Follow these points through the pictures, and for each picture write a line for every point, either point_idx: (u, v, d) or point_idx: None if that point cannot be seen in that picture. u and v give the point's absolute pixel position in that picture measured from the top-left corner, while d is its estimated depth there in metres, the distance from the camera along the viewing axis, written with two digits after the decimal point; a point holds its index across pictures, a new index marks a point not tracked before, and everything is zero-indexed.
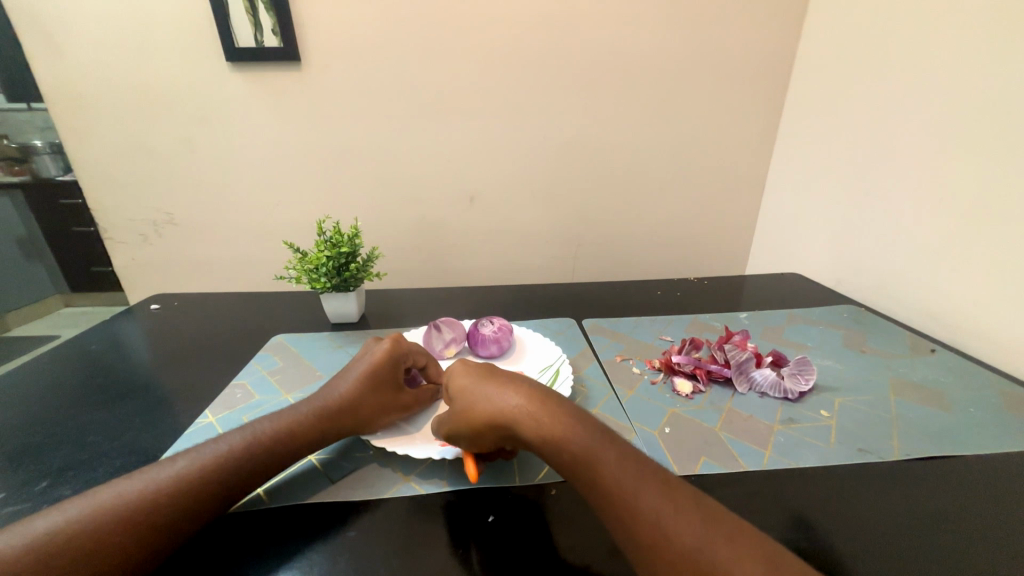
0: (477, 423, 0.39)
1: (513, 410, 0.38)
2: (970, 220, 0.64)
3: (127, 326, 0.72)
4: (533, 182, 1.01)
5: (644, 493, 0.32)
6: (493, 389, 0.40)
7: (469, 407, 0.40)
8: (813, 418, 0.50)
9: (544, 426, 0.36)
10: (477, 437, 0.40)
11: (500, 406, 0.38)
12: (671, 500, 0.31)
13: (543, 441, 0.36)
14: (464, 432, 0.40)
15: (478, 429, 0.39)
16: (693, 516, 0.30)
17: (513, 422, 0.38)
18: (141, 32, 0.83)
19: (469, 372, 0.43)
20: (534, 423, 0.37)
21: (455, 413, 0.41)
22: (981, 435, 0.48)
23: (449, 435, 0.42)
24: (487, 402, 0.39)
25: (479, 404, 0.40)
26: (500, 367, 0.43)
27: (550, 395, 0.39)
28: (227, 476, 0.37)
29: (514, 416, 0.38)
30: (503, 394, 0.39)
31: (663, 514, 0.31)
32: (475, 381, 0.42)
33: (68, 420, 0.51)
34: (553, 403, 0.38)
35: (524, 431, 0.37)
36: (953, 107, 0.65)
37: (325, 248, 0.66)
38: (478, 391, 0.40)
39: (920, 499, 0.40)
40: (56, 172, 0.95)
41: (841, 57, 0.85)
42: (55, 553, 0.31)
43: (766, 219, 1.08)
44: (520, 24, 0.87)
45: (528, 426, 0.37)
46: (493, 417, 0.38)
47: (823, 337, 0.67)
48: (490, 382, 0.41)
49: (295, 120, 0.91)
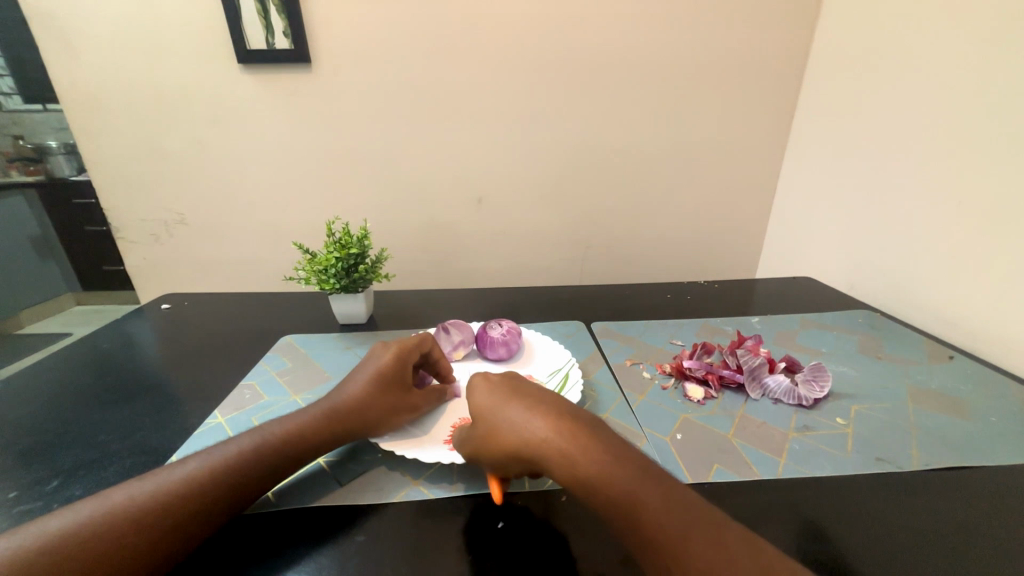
0: (502, 451, 0.38)
1: (541, 440, 0.36)
2: (988, 224, 0.63)
3: (138, 326, 0.72)
4: (541, 183, 1.00)
5: (676, 527, 0.31)
6: (518, 413, 0.39)
7: (493, 432, 0.39)
8: (828, 425, 0.49)
9: (572, 458, 0.35)
10: (501, 463, 0.38)
11: (526, 434, 0.37)
12: (704, 532, 0.30)
13: (572, 475, 0.34)
14: (489, 459, 0.39)
15: (503, 458, 0.38)
16: (727, 551, 0.29)
17: (539, 452, 0.36)
18: (154, 35, 0.84)
19: (492, 392, 0.42)
20: (562, 455, 0.35)
21: (479, 437, 0.40)
22: (1003, 445, 0.46)
23: (473, 456, 0.41)
24: (513, 427, 0.38)
25: (505, 429, 0.38)
26: (524, 386, 0.42)
27: (580, 422, 0.37)
28: (237, 478, 0.37)
29: (541, 445, 0.36)
30: (530, 422, 0.38)
31: (696, 550, 0.29)
32: (499, 403, 0.40)
33: (79, 419, 0.51)
34: (581, 432, 0.36)
35: (553, 462, 0.35)
36: (970, 110, 0.64)
37: (334, 249, 0.66)
38: (503, 415, 0.39)
39: (941, 510, 0.39)
40: (71, 172, 0.96)
41: (854, 59, 0.83)
42: (66, 556, 0.31)
43: (777, 222, 1.06)
44: (529, 26, 0.87)
45: (556, 458, 0.35)
46: (518, 445, 0.37)
47: (836, 342, 0.66)
48: (515, 406, 0.39)
49: (305, 121, 0.92)
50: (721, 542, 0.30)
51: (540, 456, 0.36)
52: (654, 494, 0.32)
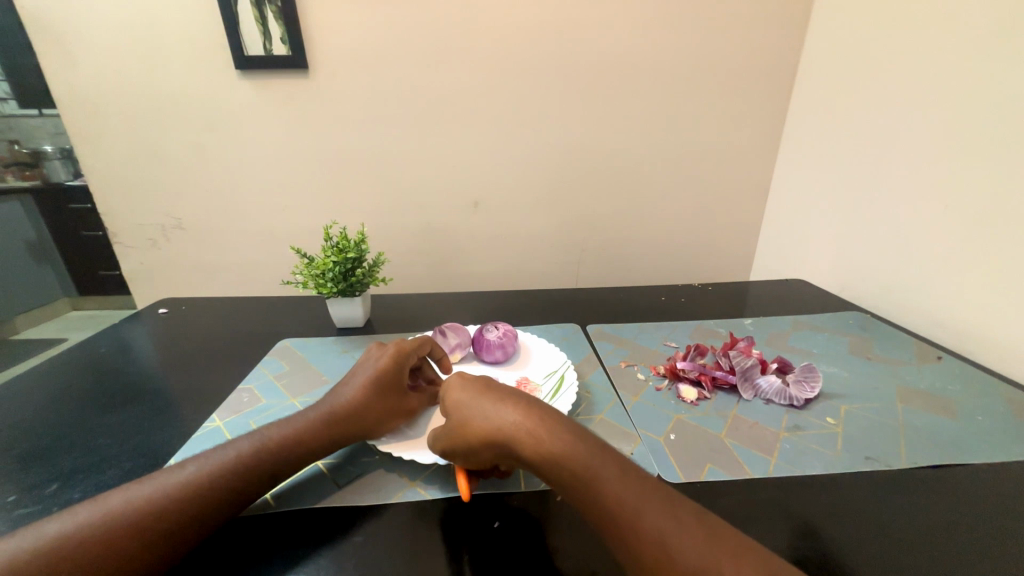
0: (474, 439, 0.38)
1: (511, 429, 0.37)
2: (974, 227, 0.64)
3: (134, 330, 0.73)
4: (537, 188, 1.01)
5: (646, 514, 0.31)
6: (491, 406, 0.39)
7: (465, 425, 0.39)
8: (819, 425, 0.50)
9: (542, 443, 0.36)
10: (473, 453, 0.39)
11: (497, 423, 0.38)
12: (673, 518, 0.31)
13: (544, 463, 0.35)
14: (462, 449, 0.40)
15: (474, 446, 0.39)
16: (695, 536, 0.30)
17: (513, 441, 0.37)
18: (153, 42, 0.85)
19: (466, 386, 0.42)
20: (534, 442, 0.36)
21: (452, 430, 0.41)
22: (990, 445, 0.47)
23: (444, 450, 0.41)
24: (486, 418, 0.38)
25: (476, 420, 0.39)
26: (493, 380, 0.43)
27: (549, 413, 0.38)
28: (233, 481, 0.37)
29: (515, 430, 0.37)
30: (502, 412, 0.38)
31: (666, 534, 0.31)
32: (472, 396, 0.41)
33: (77, 423, 0.51)
34: (552, 421, 0.37)
35: (522, 450, 0.36)
36: (957, 115, 0.66)
37: (332, 253, 0.67)
38: (475, 407, 0.40)
39: (929, 508, 0.39)
40: (67, 177, 0.96)
41: (844, 65, 0.85)
42: (64, 558, 0.31)
43: (770, 225, 1.08)
44: (526, 34, 0.88)
45: (528, 446, 0.36)
46: (491, 435, 0.38)
47: (828, 343, 0.67)
48: (488, 398, 0.40)
49: (303, 127, 0.92)
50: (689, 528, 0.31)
51: (514, 444, 0.37)
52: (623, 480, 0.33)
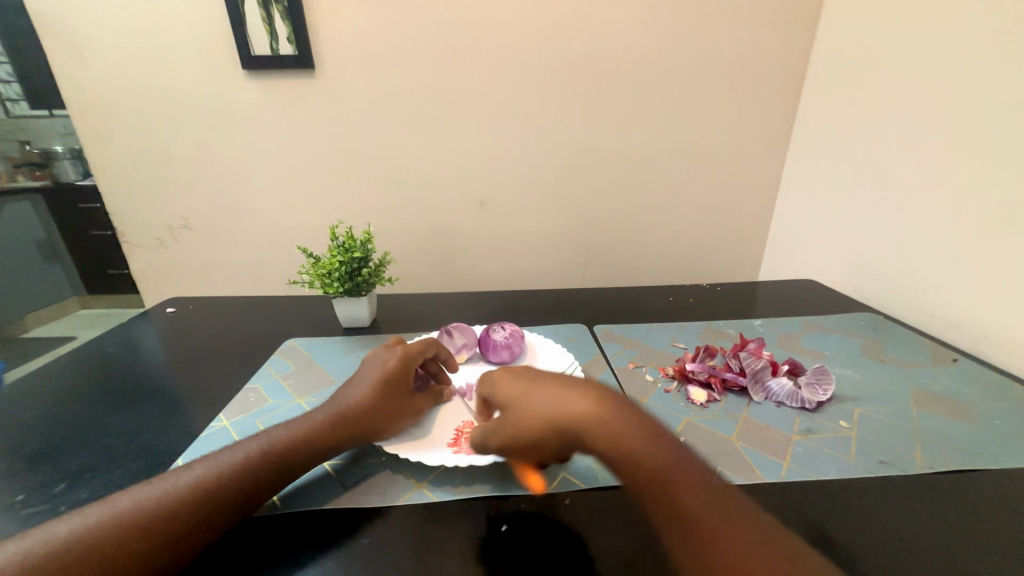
0: (541, 424, 0.38)
1: (578, 414, 0.37)
2: (991, 227, 0.63)
3: (142, 329, 0.73)
4: (543, 187, 1.01)
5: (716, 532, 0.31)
6: (555, 389, 0.40)
7: (529, 411, 0.39)
8: (831, 428, 0.49)
9: (613, 431, 0.35)
10: (539, 439, 0.38)
11: (565, 408, 0.38)
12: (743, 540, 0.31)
13: (614, 450, 0.35)
14: (526, 436, 0.39)
15: (541, 432, 0.38)
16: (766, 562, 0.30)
17: (581, 426, 0.37)
18: (160, 43, 0.85)
19: (526, 376, 0.43)
20: (604, 427, 0.36)
21: (515, 416, 0.40)
22: (1010, 450, 0.46)
23: (507, 437, 0.40)
24: (552, 404, 0.38)
25: (543, 405, 0.39)
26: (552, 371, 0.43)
27: (616, 398, 0.38)
28: (240, 484, 0.37)
29: (582, 419, 0.37)
30: (569, 398, 0.38)
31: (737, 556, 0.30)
32: (533, 384, 0.41)
33: (85, 422, 0.52)
34: (621, 410, 0.37)
35: (593, 434, 0.36)
36: (971, 112, 0.64)
37: (338, 253, 0.66)
38: (537, 394, 0.40)
39: (947, 515, 0.38)
40: (77, 177, 0.97)
41: (855, 62, 0.84)
42: (71, 559, 0.31)
43: (779, 224, 1.06)
44: (531, 32, 0.88)
45: (597, 431, 0.36)
46: (558, 420, 0.38)
47: (840, 345, 0.66)
48: (552, 384, 0.40)
49: (309, 127, 0.92)
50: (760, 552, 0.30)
51: (580, 433, 0.37)
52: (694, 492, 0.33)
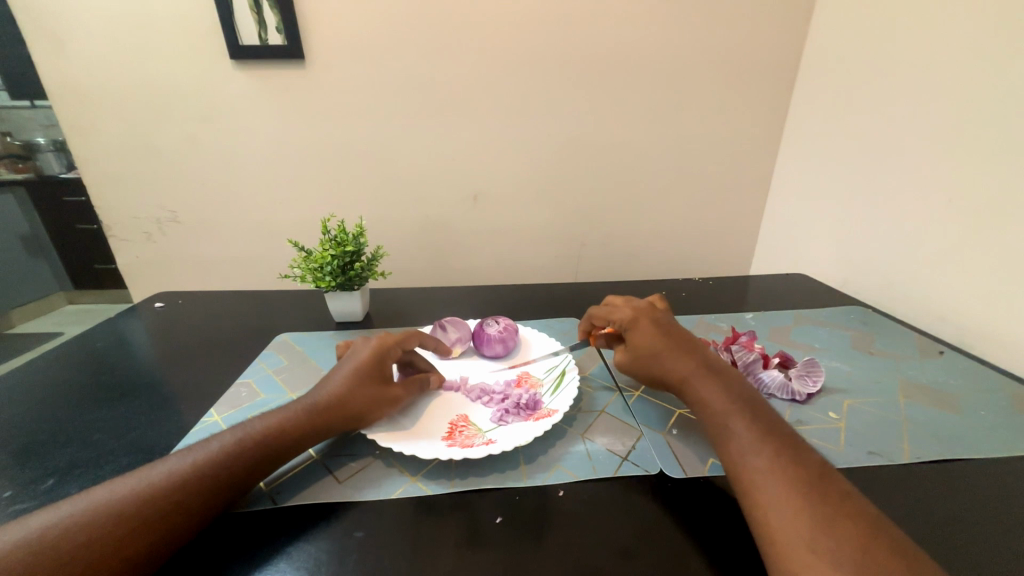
0: (654, 370, 0.48)
1: (685, 375, 0.46)
2: (977, 221, 0.64)
3: (129, 324, 0.72)
4: (537, 181, 1.00)
5: (770, 485, 0.35)
6: (677, 349, 0.48)
7: (643, 354, 0.49)
8: (821, 420, 0.50)
9: (710, 394, 0.43)
10: (645, 375, 0.49)
11: (678, 366, 0.46)
12: (799, 491, 0.34)
13: (702, 402, 0.43)
14: (634, 369, 0.50)
15: (649, 374, 0.48)
16: (819, 518, 0.32)
17: (684, 382, 0.46)
18: (145, 31, 0.83)
19: (655, 327, 0.50)
20: (704, 389, 0.44)
21: (636, 353, 0.49)
22: (993, 439, 0.47)
23: (621, 363, 0.51)
24: (671, 359, 0.47)
25: (660, 357, 0.48)
26: (677, 329, 0.51)
27: (725, 373, 0.46)
28: (219, 472, 0.37)
29: (686, 376, 0.46)
30: (685, 360, 0.47)
31: (781, 512, 0.33)
32: (660, 337, 0.49)
33: (72, 418, 0.51)
34: (727, 381, 0.44)
35: (691, 390, 0.45)
36: (960, 107, 0.65)
37: (330, 246, 0.66)
38: (659, 345, 0.48)
39: (934, 502, 0.39)
40: (60, 169, 0.95)
41: (846, 57, 0.84)
42: (43, 549, 0.31)
43: (771, 219, 1.07)
44: (525, 24, 0.87)
45: (694, 390, 0.44)
46: (669, 373, 0.47)
47: (829, 338, 0.67)
48: (674, 345, 0.48)
49: (300, 119, 0.91)
50: (816, 510, 0.32)
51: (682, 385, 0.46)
52: (762, 450, 0.37)
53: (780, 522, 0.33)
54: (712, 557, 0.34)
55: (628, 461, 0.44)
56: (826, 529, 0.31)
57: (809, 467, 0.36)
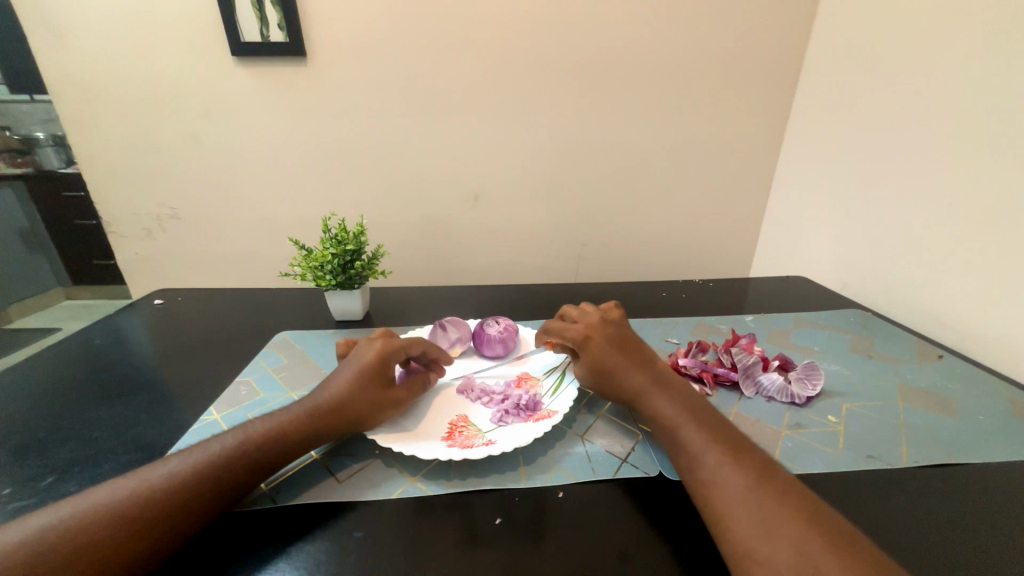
0: (610, 385, 0.48)
1: (639, 389, 0.46)
2: (978, 227, 0.64)
3: (129, 321, 0.72)
4: (538, 182, 1.00)
5: (727, 494, 0.35)
6: (628, 363, 0.48)
7: (597, 369, 0.49)
8: (820, 423, 0.50)
9: (663, 407, 0.43)
10: (604, 390, 0.49)
11: (631, 380, 0.46)
12: (756, 498, 0.34)
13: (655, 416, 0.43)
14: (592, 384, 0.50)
15: (606, 388, 0.48)
16: (772, 523, 0.32)
17: (639, 396, 0.45)
18: (146, 27, 0.83)
19: (608, 341, 0.50)
20: (656, 402, 0.44)
21: (591, 369, 0.49)
22: (990, 444, 0.47)
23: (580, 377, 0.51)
24: (624, 373, 0.47)
25: (614, 372, 0.48)
26: (629, 341, 0.50)
27: (676, 384, 0.46)
28: (218, 474, 0.37)
29: (639, 389, 0.46)
30: (637, 375, 0.46)
31: (739, 520, 0.33)
32: (612, 352, 0.49)
33: (71, 415, 0.51)
34: (678, 393, 0.44)
35: (646, 404, 0.44)
36: (962, 112, 0.65)
37: (331, 245, 0.66)
38: (611, 360, 0.48)
39: (931, 507, 0.39)
40: (59, 164, 0.95)
41: (848, 60, 0.84)
42: (42, 549, 0.31)
43: (772, 221, 1.07)
44: (527, 23, 0.87)
45: (648, 404, 0.44)
46: (624, 388, 0.47)
47: (828, 341, 0.67)
48: (626, 358, 0.48)
49: (301, 116, 0.91)
50: (770, 514, 0.33)
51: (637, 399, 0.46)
52: (716, 458, 0.37)
53: (742, 531, 0.32)
54: (709, 559, 0.35)
55: (628, 463, 0.44)
56: (781, 534, 0.31)
57: (764, 471, 0.36)
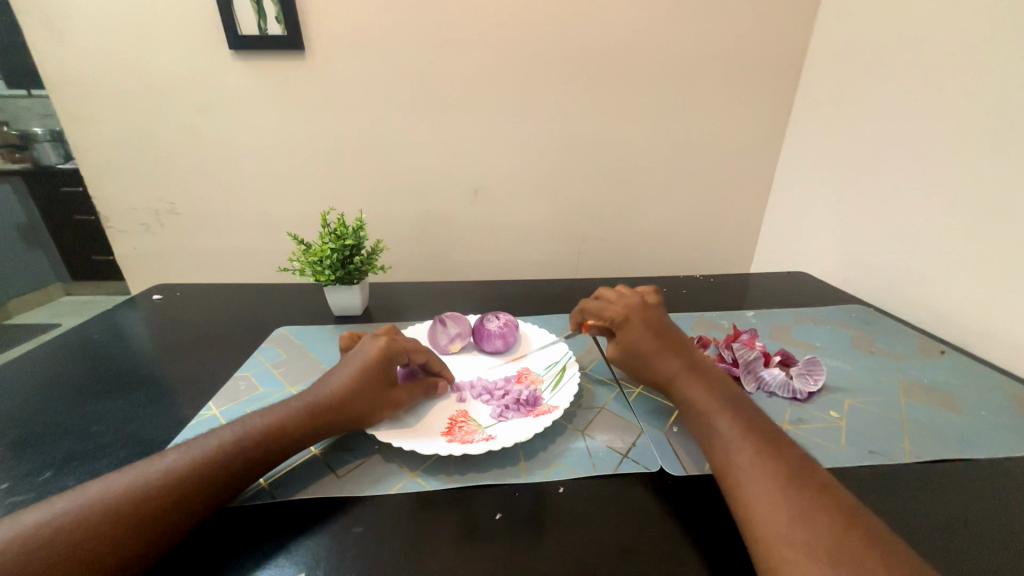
0: (644, 369, 0.48)
1: (673, 375, 0.46)
2: (980, 222, 0.63)
3: (127, 316, 0.72)
4: (538, 177, 1.00)
5: (752, 482, 0.35)
6: (665, 348, 0.47)
7: (633, 352, 0.49)
8: (821, 418, 0.49)
9: (694, 394, 0.43)
10: (636, 374, 0.49)
11: (665, 366, 0.46)
12: (782, 486, 0.34)
13: (687, 402, 0.43)
14: (625, 367, 0.50)
15: (639, 372, 0.49)
16: (798, 509, 0.32)
17: (672, 382, 0.45)
18: (142, 20, 0.82)
19: (644, 326, 0.49)
20: (689, 389, 0.44)
21: (626, 353, 0.49)
22: (992, 439, 0.47)
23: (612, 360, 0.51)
24: (659, 359, 0.47)
25: (649, 357, 0.48)
26: (668, 327, 0.50)
27: (714, 373, 0.46)
28: (216, 470, 0.37)
29: (672, 375, 0.46)
30: (671, 361, 0.46)
31: (763, 509, 0.33)
32: (649, 336, 0.49)
33: (69, 410, 0.51)
34: (713, 381, 0.44)
35: (679, 390, 0.45)
36: (965, 106, 0.64)
37: (330, 239, 0.65)
38: (649, 344, 0.48)
39: (934, 502, 0.39)
40: (57, 160, 0.94)
41: (850, 54, 0.84)
42: (38, 545, 0.31)
43: (773, 217, 1.07)
44: (526, 17, 0.86)
45: (681, 390, 0.44)
46: (657, 373, 0.47)
47: (829, 336, 0.66)
48: (662, 343, 0.48)
49: (299, 110, 0.90)
50: (796, 502, 0.33)
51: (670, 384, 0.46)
52: (745, 446, 0.37)
53: (766, 519, 0.32)
54: (711, 553, 0.34)
55: (628, 459, 0.43)
56: (804, 521, 0.31)
57: (793, 461, 0.36)
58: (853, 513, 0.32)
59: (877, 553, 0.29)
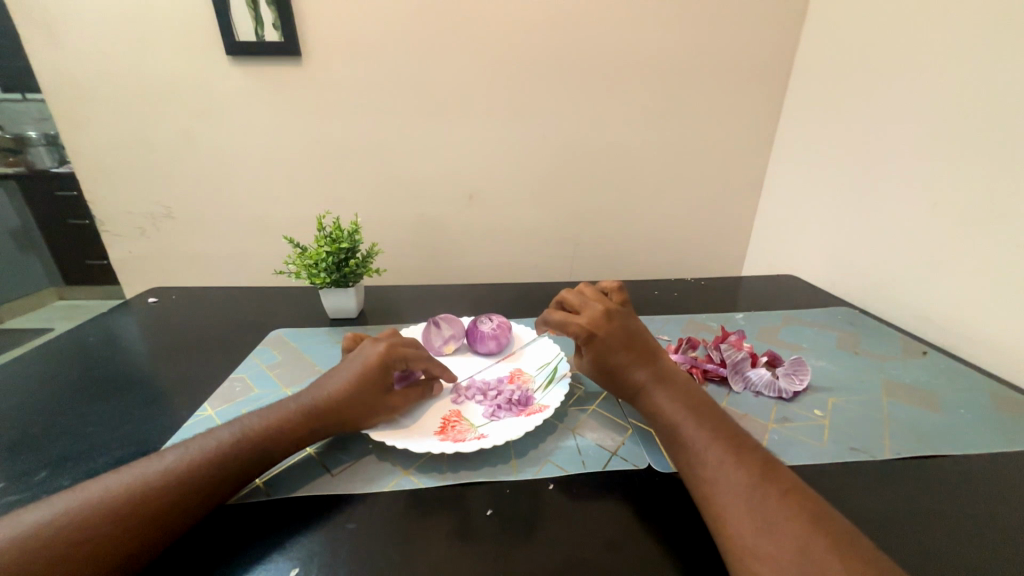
0: (612, 379, 0.49)
1: (640, 385, 0.46)
2: (963, 227, 0.65)
3: (122, 319, 0.72)
4: (532, 182, 1.01)
5: (722, 489, 0.36)
6: (632, 360, 0.48)
7: (600, 364, 0.49)
8: (807, 417, 0.51)
9: (660, 403, 0.44)
10: (605, 383, 0.50)
11: (633, 376, 0.47)
12: (749, 491, 0.35)
13: (654, 411, 0.44)
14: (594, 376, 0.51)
15: (607, 382, 0.49)
16: (766, 514, 0.33)
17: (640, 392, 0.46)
18: (141, 26, 0.83)
19: (612, 338, 0.49)
20: (655, 399, 0.45)
21: (594, 364, 0.50)
22: (970, 436, 0.48)
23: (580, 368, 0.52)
24: (626, 370, 0.47)
25: (617, 368, 0.48)
26: (635, 335, 0.50)
27: (679, 380, 0.47)
28: (213, 470, 0.37)
29: (639, 385, 0.47)
30: (639, 371, 0.47)
31: (734, 517, 0.34)
32: (616, 348, 0.48)
33: (64, 411, 0.51)
34: (679, 389, 0.45)
35: (646, 400, 0.46)
36: (948, 114, 0.66)
37: (325, 243, 0.66)
38: (615, 357, 0.48)
39: (914, 498, 0.41)
40: (52, 163, 0.94)
41: (837, 62, 0.86)
42: (39, 544, 0.31)
43: (763, 221, 1.09)
44: (521, 24, 0.88)
45: (648, 400, 0.45)
46: (625, 383, 0.48)
47: (816, 338, 0.68)
48: (630, 355, 0.48)
49: (296, 115, 0.91)
50: (763, 506, 0.34)
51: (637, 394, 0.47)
52: (713, 453, 0.38)
53: (736, 525, 0.34)
54: (694, 550, 0.35)
55: (617, 456, 0.44)
56: (771, 526, 0.32)
57: (760, 464, 0.37)
58: (817, 514, 0.33)
59: (842, 555, 0.30)
